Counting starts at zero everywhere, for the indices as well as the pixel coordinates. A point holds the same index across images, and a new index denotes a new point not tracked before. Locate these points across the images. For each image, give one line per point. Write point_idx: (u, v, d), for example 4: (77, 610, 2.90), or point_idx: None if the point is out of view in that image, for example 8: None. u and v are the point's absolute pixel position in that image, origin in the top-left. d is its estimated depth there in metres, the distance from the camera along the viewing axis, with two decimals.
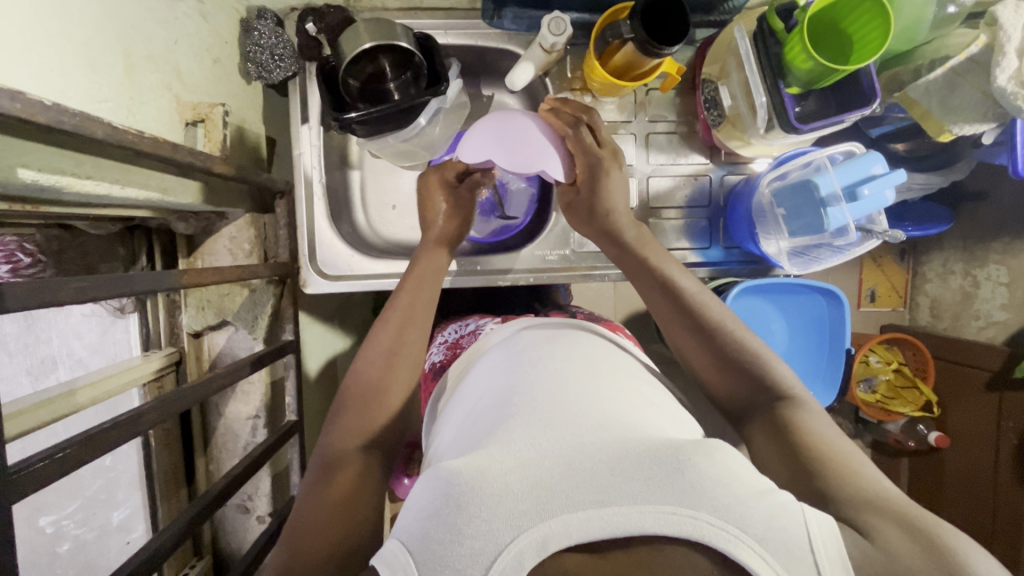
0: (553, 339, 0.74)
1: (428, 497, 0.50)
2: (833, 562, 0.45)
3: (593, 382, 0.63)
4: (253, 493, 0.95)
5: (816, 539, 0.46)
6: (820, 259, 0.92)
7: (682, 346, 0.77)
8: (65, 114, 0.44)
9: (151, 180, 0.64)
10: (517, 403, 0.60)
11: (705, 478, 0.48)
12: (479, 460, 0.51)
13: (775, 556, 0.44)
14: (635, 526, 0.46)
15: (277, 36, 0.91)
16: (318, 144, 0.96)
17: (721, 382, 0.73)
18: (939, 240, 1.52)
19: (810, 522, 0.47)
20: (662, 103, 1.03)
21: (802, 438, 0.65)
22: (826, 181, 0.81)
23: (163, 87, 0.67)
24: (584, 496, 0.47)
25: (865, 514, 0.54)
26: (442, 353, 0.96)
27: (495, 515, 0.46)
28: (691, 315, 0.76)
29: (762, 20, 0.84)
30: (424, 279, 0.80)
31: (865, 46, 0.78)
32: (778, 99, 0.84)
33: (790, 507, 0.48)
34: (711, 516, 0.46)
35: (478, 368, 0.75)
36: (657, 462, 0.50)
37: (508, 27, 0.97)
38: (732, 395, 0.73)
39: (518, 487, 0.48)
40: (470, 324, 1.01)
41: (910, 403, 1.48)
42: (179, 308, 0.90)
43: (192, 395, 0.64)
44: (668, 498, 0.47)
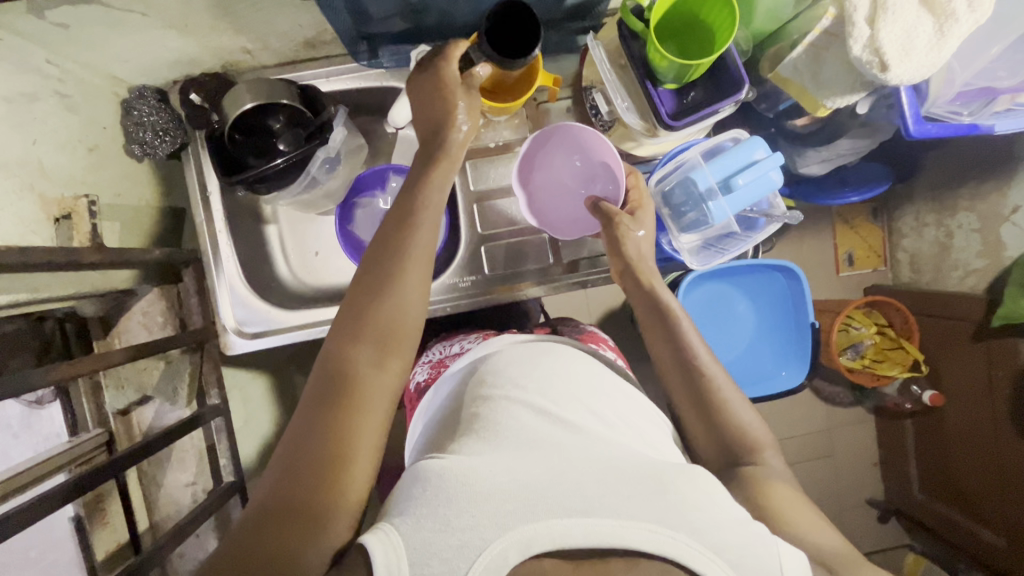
0: (537, 344, 0.75)
1: (417, 492, 0.52)
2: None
3: (582, 398, 0.65)
4: (204, 557, 0.97)
5: (785, 566, 0.50)
6: (727, 250, 0.90)
7: (663, 367, 0.77)
8: None
9: (14, 283, 0.66)
10: (507, 407, 0.62)
11: (683, 501, 0.52)
12: (471, 463, 0.54)
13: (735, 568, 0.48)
14: (615, 538, 0.49)
15: (160, 112, 0.93)
16: (221, 209, 0.99)
17: (696, 428, 0.74)
18: (909, 192, 1.49)
19: (778, 546, 0.52)
20: (556, 115, 1.04)
21: (769, 499, 0.65)
22: (700, 176, 0.80)
23: (23, 189, 0.70)
24: (571, 504, 0.50)
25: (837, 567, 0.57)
26: (425, 374, 0.93)
27: (481, 513, 0.49)
28: (681, 346, 0.76)
29: (621, 22, 0.83)
30: (399, 300, 0.63)
31: (720, 34, 0.78)
32: (650, 96, 0.83)
33: (766, 539, 0.52)
34: (689, 538, 0.49)
35: (456, 376, 0.74)
36: (643, 483, 0.53)
37: (387, 65, 0.99)
38: (706, 446, 0.73)
39: (505, 489, 0.51)
40: (454, 344, 0.95)
41: (897, 365, 1.44)
42: (101, 390, 0.93)
43: (66, 488, 0.65)
44: (648, 515, 0.50)
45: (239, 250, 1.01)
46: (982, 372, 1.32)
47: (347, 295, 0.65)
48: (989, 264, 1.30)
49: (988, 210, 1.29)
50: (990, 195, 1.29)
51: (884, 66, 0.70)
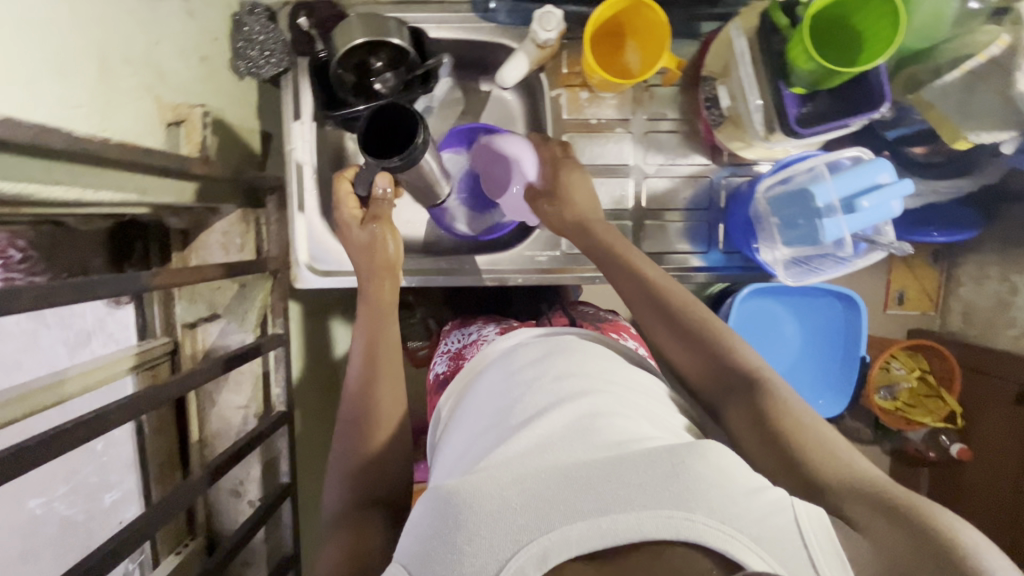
0: (544, 342, 0.69)
1: (427, 517, 0.48)
2: (828, 554, 0.45)
3: (591, 384, 0.60)
4: (245, 478, 1.00)
5: (810, 537, 0.45)
6: (820, 270, 0.87)
7: (666, 347, 0.73)
8: (18, 128, 0.45)
9: (129, 182, 0.65)
10: (519, 414, 0.57)
11: (702, 479, 0.46)
12: (473, 478, 0.49)
13: (767, 550, 0.43)
14: (634, 531, 0.44)
15: (268, 31, 0.91)
16: (310, 140, 0.96)
17: (684, 358, 0.71)
18: (974, 241, 1.41)
19: (803, 522, 0.46)
20: (663, 99, 0.99)
21: (776, 422, 0.60)
22: (823, 191, 0.77)
23: (144, 90, 0.68)
24: (581, 505, 0.45)
25: (847, 499, 0.53)
26: (446, 364, 0.92)
27: (494, 532, 0.45)
28: (656, 300, 0.73)
29: (764, 13, 0.79)
30: (382, 331, 0.77)
31: (872, 47, 0.73)
32: (778, 100, 0.79)
33: (782, 504, 0.47)
34: (708, 517, 0.44)
35: (474, 381, 0.69)
36: (652, 462, 0.48)
37: (503, 21, 0.95)
38: (696, 374, 0.70)
39: (515, 502, 0.46)
40: (472, 332, 0.95)
41: (931, 413, 1.39)
42: (173, 301, 0.93)
43: (166, 393, 0.65)
44: (665, 501, 0.45)
45: (321, 185, 0.99)
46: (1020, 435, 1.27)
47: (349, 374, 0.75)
48: None
49: None
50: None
51: None
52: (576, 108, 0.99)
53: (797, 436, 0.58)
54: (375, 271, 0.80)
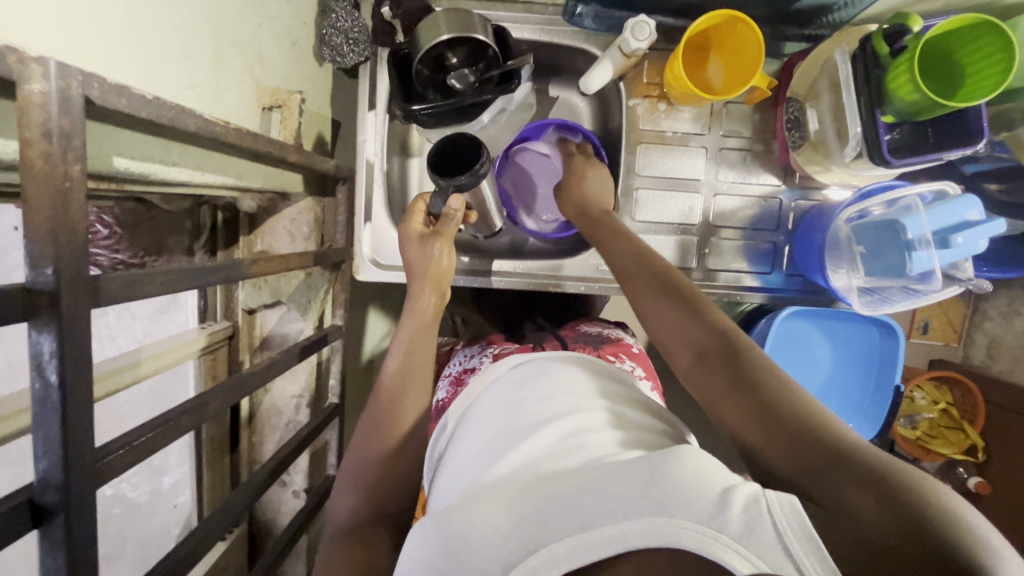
0: (536, 359, 0.68)
1: (423, 546, 0.47)
2: (810, 548, 0.37)
3: (577, 400, 0.58)
4: (292, 468, 0.99)
5: (781, 524, 0.38)
6: (891, 301, 0.86)
7: (657, 328, 0.67)
8: (164, 108, 0.44)
9: (229, 166, 0.64)
10: (506, 434, 0.56)
11: (680, 480, 0.42)
12: (466, 507, 0.47)
13: (753, 553, 0.37)
14: (618, 543, 0.40)
15: (353, 19, 0.90)
16: (382, 132, 0.95)
17: (677, 340, 0.64)
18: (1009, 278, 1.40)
19: (771, 506, 0.39)
20: (738, 117, 0.97)
21: (769, 399, 0.52)
22: (915, 224, 0.76)
23: (246, 72, 0.67)
24: (565, 521, 0.42)
25: (829, 476, 0.43)
26: (446, 391, 0.85)
27: (482, 559, 0.42)
28: (663, 283, 0.69)
29: (866, 40, 0.78)
30: (418, 340, 0.72)
31: (977, 83, 0.72)
32: (873, 129, 0.78)
33: (753, 497, 0.40)
34: (689, 521, 0.40)
35: (465, 397, 0.68)
36: (631, 469, 0.45)
37: (588, 26, 0.93)
38: (686, 354, 0.62)
39: (502, 525, 0.44)
40: (474, 356, 0.88)
41: (952, 445, 1.41)
42: (236, 287, 0.92)
43: (253, 381, 0.64)
44: (648, 508, 0.41)
45: (389, 178, 0.98)
46: None
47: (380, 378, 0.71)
48: None
49: None
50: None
51: None
52: (652, 118, 0.97)
53: (784, 410, 0.50)
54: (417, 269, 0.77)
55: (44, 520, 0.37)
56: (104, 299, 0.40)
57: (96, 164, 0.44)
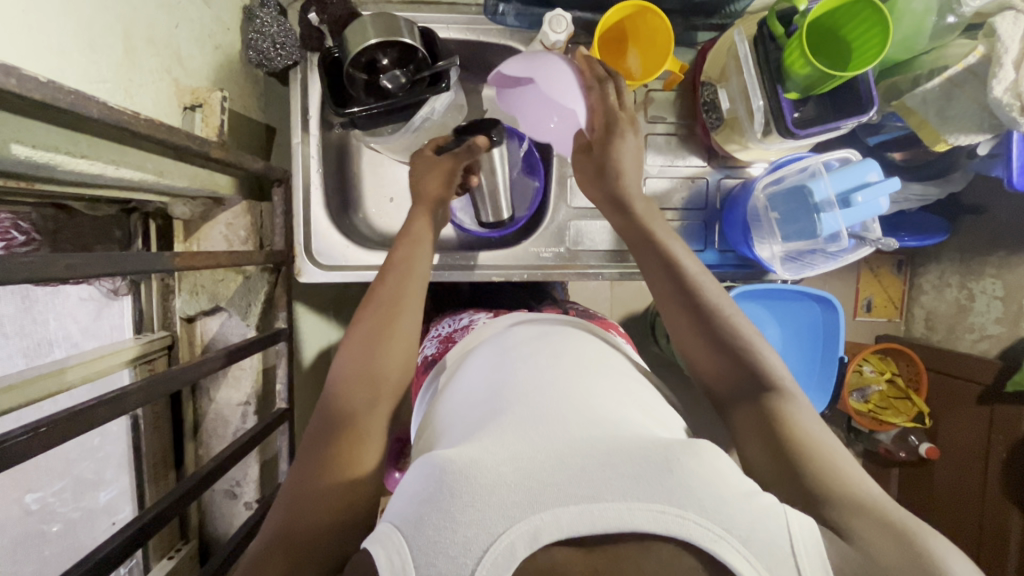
0: (540, 333, 0.71)
1: (417, 484, 0.47)
2: (814, 562, 0.43)
3: (587, 374, 0.61)
4: (242, 479, 0.96)
5: (799, 543, 0.43)
6: (813, 264, 0.92)
7: (679, 335, 0.71)
8: (61, 92, 0.44)
9: (148, 162, 0.64)
10: (515, 396, 0.57)
11: (698, 481, 0.45)
12: (472, 451, 0.48)
13: (759, 556, 0.41)
14: (623, 522, 0.42)
15: (279, 25, 0.92)
16: (317, 135, 0.95)
17: (704, 359, 0.69)
18: (937, 250, 1.49)
19: (792, 522, 0.45)
20: (662, 104, 1.03)
21: (787, 439, 0.59)
22: (819, 188, 0.82)
23: (162, 71, 0.68)
24: (575, 490, 0.44)
25: (850, 517, 0.51)
26: (434, 347, 0.91)
27: (488, 504, 0.43)
28: (693, 298, 0.71)
29: (762, 24, 0.85)
30: (411, 274, 0.73)
31: (864, 53, 0.78)
32: (776, 102, 0.84)
33: (774, 509, 0.45)
34: (699, 516, 0.43)
35: (469, 361, 0.71)
36: (647, 460, 0.46)
37: (510, 24, 0.98)
38: (719, 380, 0.67)
39: (512, 479, 0.45)
40: (463, 319, 0.95)
41: (903, 414, 1.44)
42: (172, 294, 0.91)
43: (181, 375, 0.63)
44: (657, 495, 0.44)
45: (327, 180, 0.99)
46: (981, 432, 1.34)
47: (352, 330, 0.68)
48: (1005, 332, 1.29)
49: (1015, 280, 1.27)
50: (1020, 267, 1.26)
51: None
52: None
53: (801, 455, 0.57)
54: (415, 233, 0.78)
55: None
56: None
57: None
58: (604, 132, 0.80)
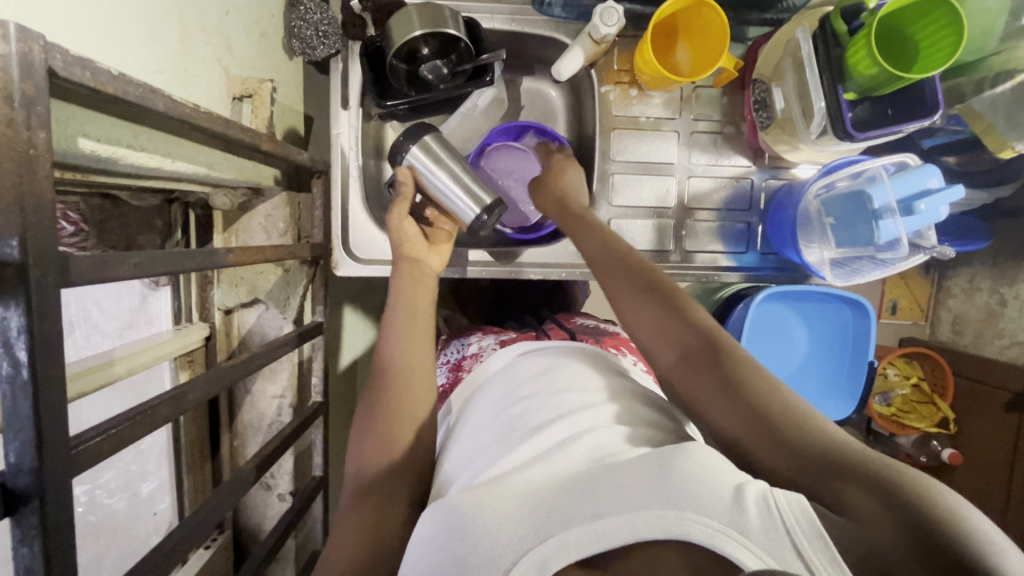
0: (540, 356, 0.71)
1: (432, 528, 0.48)
2: (818, 544, 0.37)
3: (588, 397, 0.61)
4: (276, 471, 0.96)
5: (791, 520, 0.39)
6: (861, 272, 0.88)
7: (629, 316, 0.67)
8: (131, 85, 0.43)
9: (200, 154, 0.62)
10: (520, 431, 0.58)
11: (690, 477, 0.44)
12: (479, 491, 0.49)
13: (767, 551, 0.38)
14: (627, 533, 0.42)
15: (322, 12, 0.90)
16: (357, 127, 0.94)
17: (655, 338, 0.63)
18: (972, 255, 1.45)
19: (779, 505, 0.40)
20: (708, 101, 1.00)
21: (761, 409, 0.52)
22: (880, 193, 0.79)
23: (214, 60, 0.66)
24: (577, 512, 0.44)
25: (833, 482, 0.44)
26: (445, 376, 0.90)
27: (495, 541, 0.44)
28: (636, 276, 0.68)
29: (826, 19, 0.81)
30: (415, 316, 0.75)
31: (933, 54, 0.75)
32: (836, 104, 0.81)
33: (764, 496, 0.41)
34: (698, 516, 0.41)
35: (479, 392, 0.71)
36: (643, 469, 0.46)
37: (557, 14, 0.94)
38: (669, 353, 0.61)
39: (517, 512, 0.45)
40: (471, 344, 0.92)
41: (926, 419, 1.42)
42: (211, 286, 0.89)
43: (234, 373, 0.62)
44: (655, 501, 0.43)
45: (365, 172, 0.97)
46: (1008, 441, 1.32)
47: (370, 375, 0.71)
48: None
49: None
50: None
51: None
52: (624, 105, 0.99)
53: (778, 420, 0.50)
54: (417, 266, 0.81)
55: (20, 508, 0.35)
56: (73, 279, 0.39)
57: (61, 145, 0.43)
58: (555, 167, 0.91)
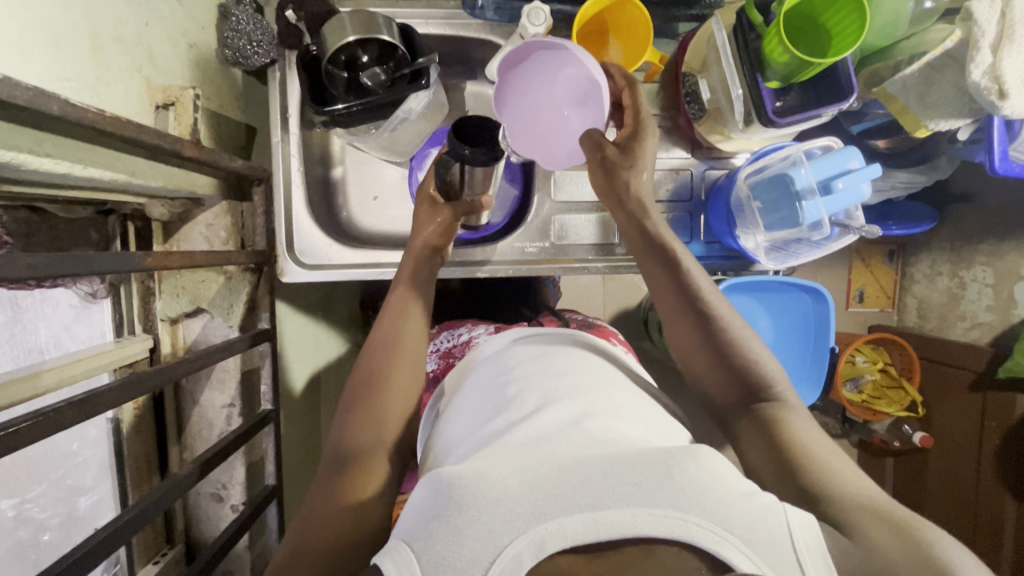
0: (541, 346, 0.73)
1: (430, 501, 0.50)
2: (814, 559, 0.45)
3: (586, 381, 0.65)
4: (227, 482, 0.95)
5: (798, 536, 0.47)
6: (799, 254, 0.92)
7: (682, 343, 0.74)
8: (17, 89, 0.43)
9: (118, 161, 0.63)
10: (520, 413, 0.60)
11: (697, 483, 0.48)
12: (479, 466, 0.51)
13: (757, 554, 0.44)
14: (628, 528, 0.45)
15: (254, 22, 0.90)
16: (298, 134, 0.95)
17: (710, 374, 0.72)
18: (928, 240, 1.48)
19: (791, 523, 0.47)
20: (644, 96, 1.02)
21: (790, 444, 0.62)
22: (801, 176, 0.82)
23: (133, 69, 0.67)
24: (578, 499, 0.47)
25: (856, 513, 0.54)
26: (434, 363, 0.94)
27: (494, 517, 0.46)
28: (695, 307, 0.74)
29: (741, 13, 0.84)
30: (403, 333, 0.75)
31: (842, 39, 0.77)
32: (756, 92, 0.84)
33: (773, 508, 0.48)
34: (700, 518, 0.45)
35: (474, 375, 0.74)
36: (647, 465, 0.49)
37: (490, 18, 0.97)
38: (720, 390, 0.71)
39: (517, 491, 0.48)
40: (462, 334, 0.96)
41: (895, 403, 1.43)
42: (153, 296, 0.89)
43: (158, 377, 0.63)
44: (658, 501, 0.47)
45: (308, 178, 0.97)
46: (974, 420, 1.34)
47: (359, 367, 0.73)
48: (997, 319, 1.30)
49: (1005, 268, 1.27)
50: (1010, 254, 1.26)
51: (1002, 93, 0.73)
52: None
53: (803, 462, 0.60)
54: (401, 288, 0.79)
55: None
56: None
57: None
58: (631, 127, 0.82)
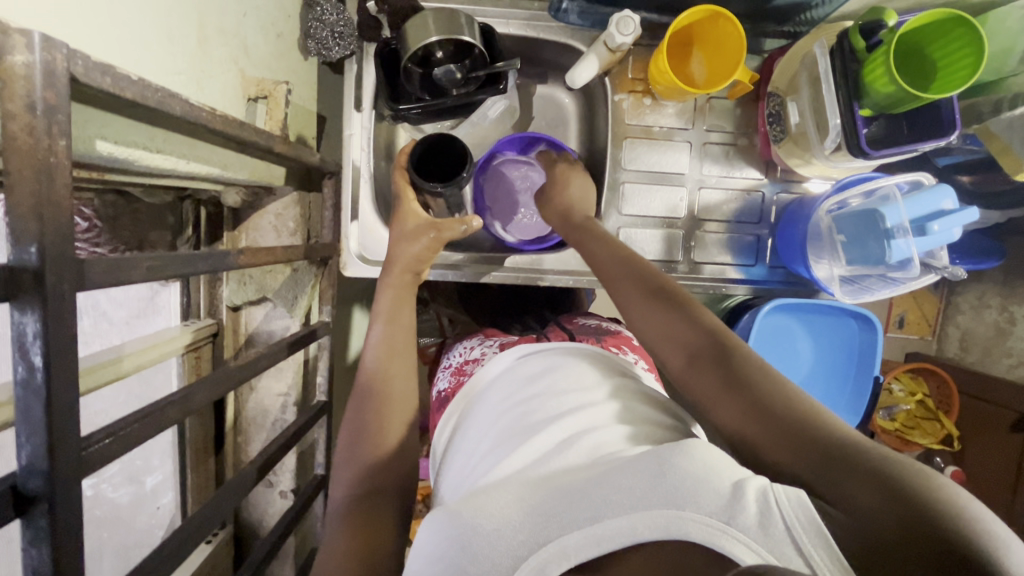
0: (543, 354, 0.69)
1: (432, 535, 0.47)
2: (819, 543, 0.36)
3: (588, 393, 0.59)
4: (278, 468, 0.97)
5: (790, 518, 0.37)
6: (872, 289, 0.89)
7: (634, 319, 0.65)
8: (148, 90, 0.43)
9: (214, 155, 0.63)
10: (519, 430, 0.56)
11: (689, 474, 0.42)
12: (477, 497, 0.48)
13: (765, 547, 0.37)
14: (627, 535, 0.41)
15: (339, 14, 0.90)
16: (369, 128, 0.93)
17: (663, 338, 0.61)
18: None
19: (778, 500, 0.38)
20: (721, 112, 0.99)
21: (766, 397, 0.50)
22: (893, 213, 0.79)
23: (231, 62, 0.67)
24: (576, 514, 0.43)
25: (837, 477, 0.41)
26: (447, 381, 0.85)
27: (495, 549, 0.43)
28: (640, 279, 0.66)
29: (844, 35, 0.80)
30: (393, 336, 0.70)
31: (950, 76, 0.75)
32: (852, 120, 0.80)
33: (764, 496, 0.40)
34: (697, 512, 0.40)
35: (479, 397, 0.68)
36: (641, 462, 0.45)
37: (573, 21, 0.94)
38: (674, 349, 0.59)
39: (515, 516, 0.44)
40: (476, 346, 0.87)
41: (930, 435, 1.36)
42: (220, 283, 0.90)
43: (242, 373, 0.63)
44: (655, 500, 0.42)
45: (376, 174, 0.97)
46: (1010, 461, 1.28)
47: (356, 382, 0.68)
48: None
49: None
50: None
51: None
52: (637, 114, 0.98)
53: (783, 414, 0.48)
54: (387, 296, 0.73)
55: (31, 508, 0.36)
56: (89, 284, 0.39)
57: (79, 146, 0.44)
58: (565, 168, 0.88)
